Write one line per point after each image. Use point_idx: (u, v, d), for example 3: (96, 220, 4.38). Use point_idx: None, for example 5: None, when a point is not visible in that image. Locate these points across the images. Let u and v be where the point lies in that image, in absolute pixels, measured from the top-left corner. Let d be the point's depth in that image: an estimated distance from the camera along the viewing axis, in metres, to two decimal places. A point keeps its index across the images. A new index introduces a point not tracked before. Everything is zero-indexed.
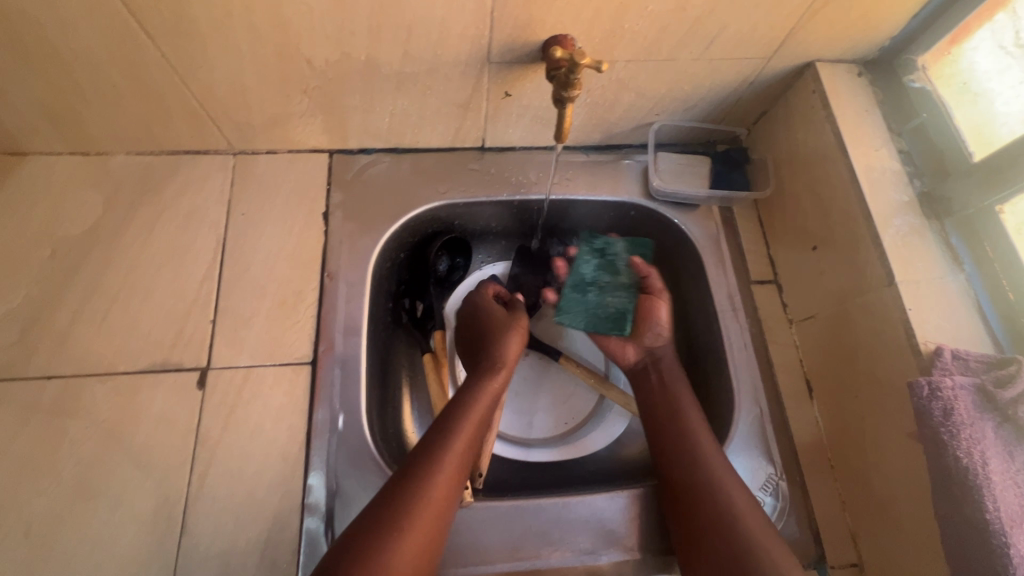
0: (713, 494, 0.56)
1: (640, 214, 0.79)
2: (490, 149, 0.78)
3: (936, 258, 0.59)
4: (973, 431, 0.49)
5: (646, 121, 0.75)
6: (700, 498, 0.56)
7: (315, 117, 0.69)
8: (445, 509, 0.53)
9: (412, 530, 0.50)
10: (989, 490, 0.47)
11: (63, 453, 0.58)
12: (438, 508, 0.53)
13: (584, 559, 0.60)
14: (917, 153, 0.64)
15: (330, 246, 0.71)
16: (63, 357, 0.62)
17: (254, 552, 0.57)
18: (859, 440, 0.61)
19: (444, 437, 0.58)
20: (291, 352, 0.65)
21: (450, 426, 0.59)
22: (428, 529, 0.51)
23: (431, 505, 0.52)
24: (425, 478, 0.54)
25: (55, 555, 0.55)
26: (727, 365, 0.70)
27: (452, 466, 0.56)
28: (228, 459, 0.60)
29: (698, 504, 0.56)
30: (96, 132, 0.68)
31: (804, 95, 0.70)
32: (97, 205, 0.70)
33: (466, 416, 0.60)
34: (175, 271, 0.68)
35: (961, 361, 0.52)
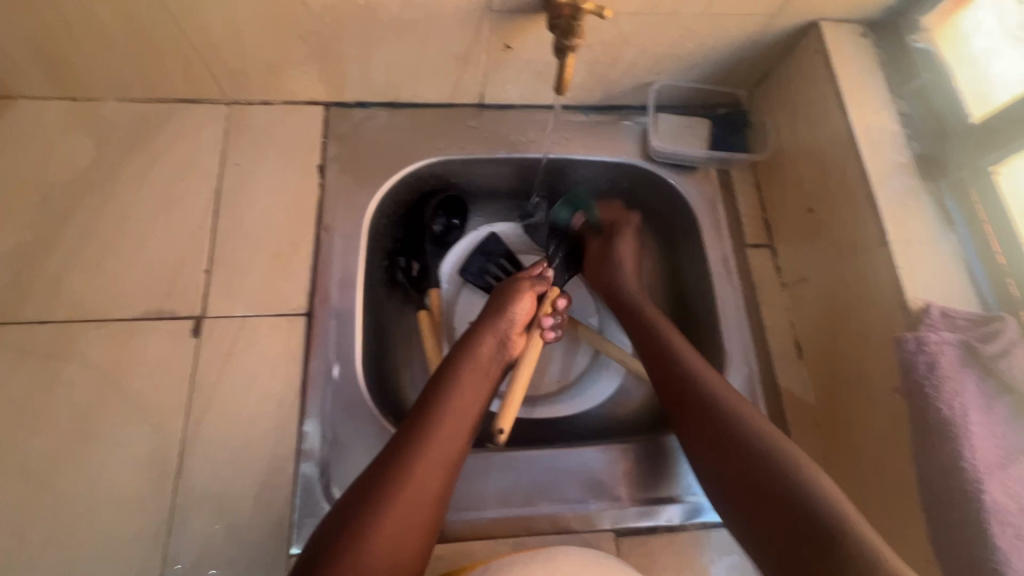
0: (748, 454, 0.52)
1: (633, 181, 0.80)
2: (489, 106, 0.77)
3: (930, 218, 0.59)
4: (955, 385, 0.50)
5: (647, 80, 0.75)
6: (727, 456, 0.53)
7: (312, 66, 0.68)
8: (433, 494, 0.50)
9: (394, 518, 0.47)
10: (967, 439, 0.49)
11: (58, 396, 0.59)
12: (425, 495, 0.50)
13: (574, 507, 0.61)
14: (917, 114, 0.63)
15: (325, 200, 0.71)
16: (57, 302, 0.62)
17: (250, 494, 0.57)
18: (846, 399, 0.62)
19: (426, 418, 0.53)
20: (286, 303, 0.65)
21: (435, 405, 0.55)
22: (414, 515, 0.48)
23: (415, 492, 0.49)
24: (407, 461, 0.50)
25: (53, 494, 0.55)
26: (720, 324, 0.71)
27: (438, 446, 0.52)
28: (224, 405, 0.60)
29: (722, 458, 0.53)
30: (86, 75, 0.67)
31: (807, 56, 0.69)
32: (88, 151, 0.69)
33: (450, 396, 0.56)
34: (169, 220, 0.67)
35: (948, 319, 0.53)
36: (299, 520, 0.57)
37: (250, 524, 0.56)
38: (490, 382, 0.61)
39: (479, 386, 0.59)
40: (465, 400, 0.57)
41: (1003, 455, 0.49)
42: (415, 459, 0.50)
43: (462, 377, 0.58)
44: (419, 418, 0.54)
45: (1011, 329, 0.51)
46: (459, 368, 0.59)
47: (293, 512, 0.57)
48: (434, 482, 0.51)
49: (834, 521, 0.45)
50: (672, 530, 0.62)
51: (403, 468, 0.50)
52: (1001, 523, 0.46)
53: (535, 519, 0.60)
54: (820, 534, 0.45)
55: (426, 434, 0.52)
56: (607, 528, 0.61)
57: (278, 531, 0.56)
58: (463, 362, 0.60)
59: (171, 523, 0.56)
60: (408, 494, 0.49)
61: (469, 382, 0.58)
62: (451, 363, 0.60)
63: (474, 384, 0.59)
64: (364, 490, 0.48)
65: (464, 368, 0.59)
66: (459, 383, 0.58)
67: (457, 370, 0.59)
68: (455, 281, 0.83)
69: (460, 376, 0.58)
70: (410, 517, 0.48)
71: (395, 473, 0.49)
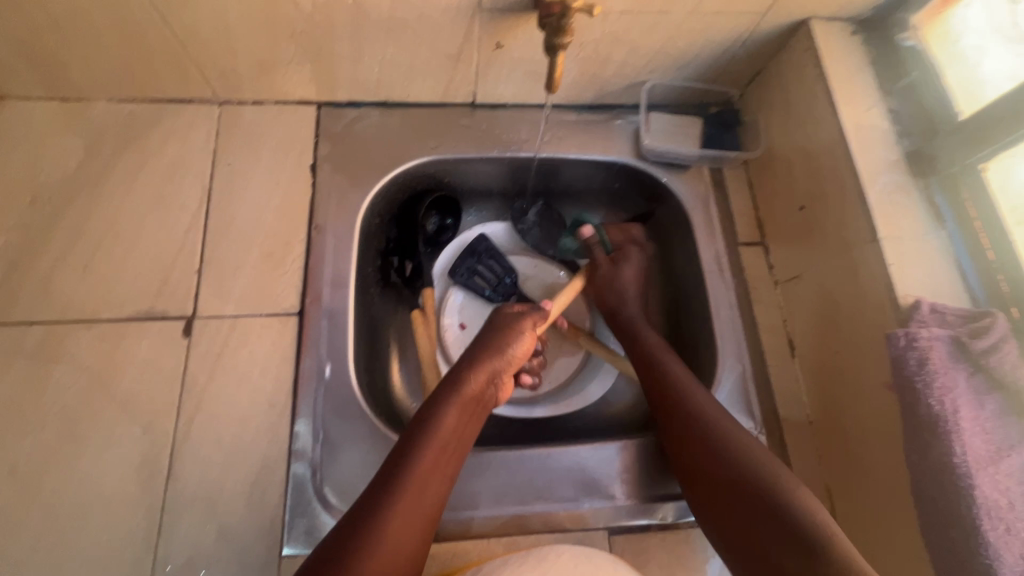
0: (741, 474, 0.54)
1: (622, 183, 0.81)
2: (481, 106, 0.77)
3: (919, 215, 0.59)
4: (945, 380, 0.50)
5: (638, 79, 0.75)
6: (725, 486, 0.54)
7: (303, 66, 0.68)
8: (411, 547, 0.49)
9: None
10: (958, 434, 0.49)
11: (47, 398, 0.58)
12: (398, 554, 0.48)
13: (567, 506, 0.61)
14: (906, 112, 0.64)
15: (317, 199, 0.70)
16: (46, 302, 0.62)
17: (242, 494, 0.57)
18: (838, 395, 0.63)
19: (410, 460, 0.52)
20: (278, 303, 0.65)
21: (415, 454, 0.53)
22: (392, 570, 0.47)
23: (393, 544, 0.48)
24: (385, 512, 0.49)
25: (42, 496, 0.55)
26: (713, 323, 0.71)
27: (417, 495, 0.51)
28: (215, 405, 0.60)
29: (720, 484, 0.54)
30: (76, 75, 0.67)
31: (797, 54, 0.69)
32: (78, 152, 0.68)
33: (433, 439, 0.54)
34: (160, 220, 0.67)
35: (938, 314, 0.53)
36: (291, 520, 0.57)
37: (242, 524, 0.56)
38: (477, 425, 0.59)
39: (464, 427, 0.57)
40: (449, 444, 0.55)
41: (993, 449, 0.49)
42: (393, 510, 0.49)
43: (448, 418, 0.56)
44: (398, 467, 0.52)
45: (1001, 325, 0.51)
46: (443, 411, 0.57)
47: (284, 513, 0.57)
48: (412, 535, 0.49)
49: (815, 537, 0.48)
50: (666, 528, 0.62)
51: (381, 519, 0.48)
52: (991, 518, 0.46)
53: (529, 518, 0.60)
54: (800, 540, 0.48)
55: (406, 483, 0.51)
56: (600, 526, 0.61)
57: (269, 531, 0.56)
58: (450, 401, 0.58)
59: (161, 524, 0.55)
60: (386, 547, 0.47)
61: (452, 427, 0.56)
62: (439, 402, 0.57)
63: (458, 430, 0.56)
64: (341, 543, 0.47)
65: (451, 408, 0.57)
66: (444, 427, 0.55)
67: (440, 414, 0.56)
68: (446, 282, 0.82)
69: (446, 419, 0.56)
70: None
71: (372, 525, 0.48)
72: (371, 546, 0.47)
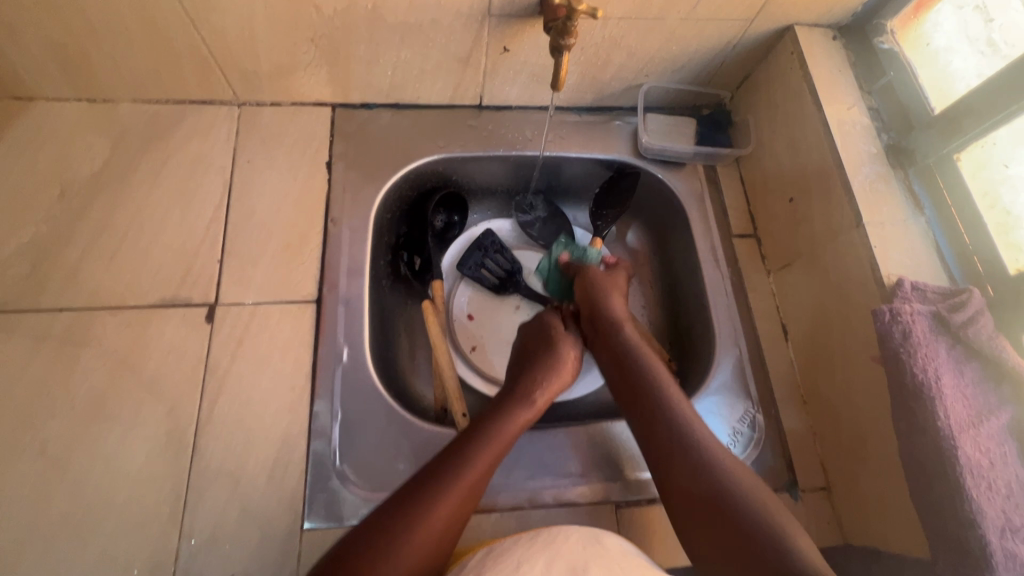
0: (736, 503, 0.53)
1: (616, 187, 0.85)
2: (487, 108, 0.82)
3: (900, 202, 0.63)
4: (928, 351, 0.54)
5: (636, 82, 0.80)
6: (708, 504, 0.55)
7: (321, 68, 0.72)
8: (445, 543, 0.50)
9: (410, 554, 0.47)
10: (940, 400, 0.52)
11: (75, 380, 0.61)
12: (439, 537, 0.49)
13: (575, 482, 0.64)
14: (885, 109, 0.69)
15: (333, 194, 0.74)
16: (74, 290, 0.64)
17: (264, 471, 0.59)
18: (829, 374, 0.66)
19: (465, 462, 0.54)
20: (296, 291, 0.68)
21: (472, 448, 0.55)
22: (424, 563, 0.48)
23: (433, 539, 0.49)
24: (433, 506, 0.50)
25: (69, 474, 0.57)
26: (709, 310, 0.75)
27: (463, 498, 0.52)
28: (237, 387, 0.63)
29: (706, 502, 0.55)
30: (104, 77, 0.70)
31: (783, 57, 0.74)
32: (104, 149, 0.72)
33: (488, 448, 0.56)
34: (183, 213, 0.70)
35: (919, 291, 0.57)
36: (312, 496, 0.59)
37: (263, 499, 0.58)
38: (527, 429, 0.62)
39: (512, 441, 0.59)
40: (499, 456, 0.57)
41: (973, 415, 0.53)
42: (440, 506, 0.50)
43: (505, 431, 0.58)
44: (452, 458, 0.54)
45: (977, 300, 0.55)
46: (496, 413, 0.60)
47: (305, 489, 0.59)
48: (450, 536, 0.50)
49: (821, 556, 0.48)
50: None
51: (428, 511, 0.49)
52: (974, 477, 0.50)
53: (538, 493, 0.63)
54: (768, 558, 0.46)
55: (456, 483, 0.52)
56: (608, 500, 0.63)
57: (290, 507, 0.58)
58: (507, 413, 0.60)
59: (186, 500, 0.57)
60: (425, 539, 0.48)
61: (509, 436, 0.58)
62: (499, 415, 0.60)
63: (512, 439, 0.59)
64: (384, 528, 0.48)
65: (507, 421, 0.59)
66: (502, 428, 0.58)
67: (501, 419, 0.59)
68: (454, 276, 0.86)
69: (505, 420, 0.59)
70: (423, 558, 0.48)
71: (420, 517, 0.49)
72: (416, 525, 0.48)
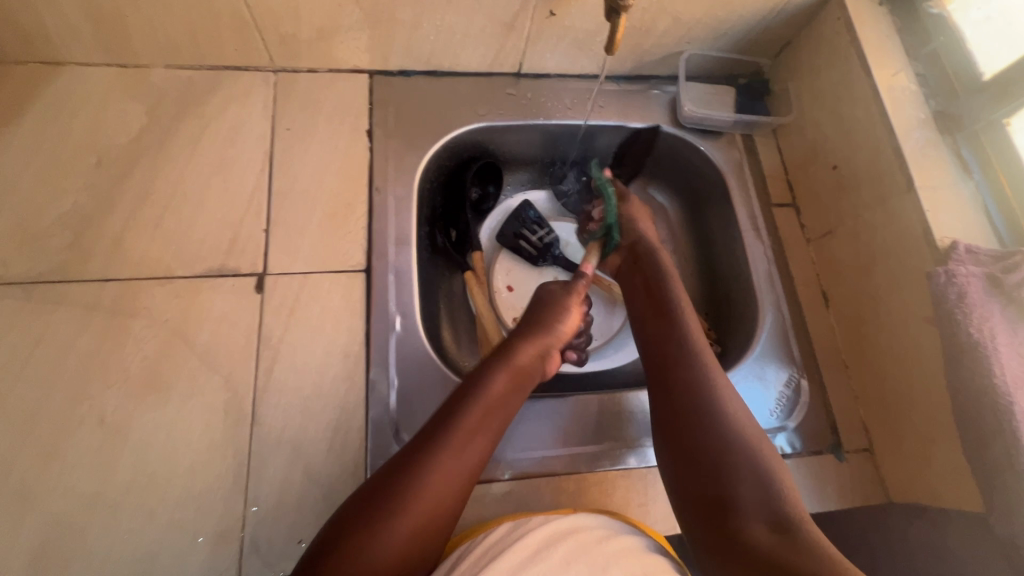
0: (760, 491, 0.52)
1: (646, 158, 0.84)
2: (526, 76, 0.81)
3: (950, 166, 0.64)
4: (983, 310, 0.55)
5: (677, 49, 0.79)
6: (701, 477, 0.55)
7: (362, 32, 0.70)
8: (449, 497, 0.51)
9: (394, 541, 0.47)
10: (997, 358, 0.53)
11: (128, 350, 0.60)
12: (421, 518, 0.49)
13: (629, 446, 0.65)
14: (932, 75, 0.69)
15: (375, 163, 0.73)
16: (119, 260, 0.63)
17: (324, 439, 0.59)
18: (873, 337, 0.68)
19: (460, 415, 0.55)
20: (345, 260, 0.67)
21: (455, 418, 0.54)
22: (430, 516, 0.50)
23: (433, 493, 0.50)
24: (432, 461, 0.51)
25: (129, 444, 0.56)
26: (752, 278, 0.76)
27: (459, 453, 0.53)
28: (292, 356, 0.62)
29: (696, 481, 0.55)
30: (138, 40, 0.68)
31: (827, 23, 0.74)
32: (139, 116, 0.70)
33: (479, 402, 0.56)
34: (224, 181, 0.69)
35: (973, 254, 0.58)
36: (373, 462, 0.60)
37: (325, 466, 0.59)
38: (523, 394, 0.61)
39: (510, 393, 0.59)
40: (495, 409, 0.57)
41: None
42: (434, 462, 0.51)
43: (496, 383, 0.58)
44: (432, 440, 0.53)
45: None
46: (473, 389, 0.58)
47: (366, 455, 0.60)
48: (451, 490, 0.51)
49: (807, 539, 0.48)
50: None
51: (427, 466, 0.51)
52: None
53: (594, 455, 0.64)
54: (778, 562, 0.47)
55: (450, 438, 0.53)
56: (661, 463, 0.64)
57: (353, 473, 0.59)
58: (501, 365, 0.60)
59: (248, 468, 0.57)
60: (427, 493, 0.50)
61: (502, 386, 0.59)
62: (489, 368, 0.60)
63: (507, 389, 0.59)
64: (386, 487, 0.49)
65: (499, 373, 0.59)
66: (473, 400, 0.56)
67: (491, 373, 0.59)
68: (492, 247, 0.86)
69: (475, 393, 0.57)
70: (422, 515, 0.49)
71: (414, 472, 0.50)
72: (401, 508, 0.48)
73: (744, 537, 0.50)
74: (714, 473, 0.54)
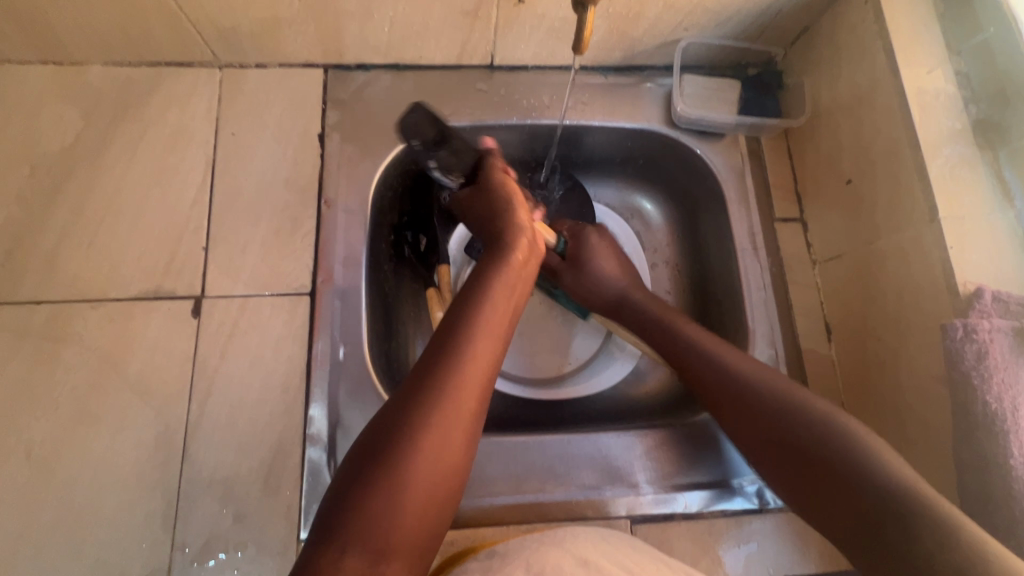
0: (858, 475, 0.43)
1: (421, 136, 0.56)
2: (499, 68, 0.72)
3: (986, 192, 0.53)
4: (1006, 375, 0.46)
5: (672, 37, 0.68)
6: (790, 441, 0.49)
7: (308, 25, 0.63)
8: (467, 441, 0.42)
9: (423, 482, 0.39)
10: (1017, 436, 0.45)
11: (58, 380, 0.57)
12: (450, 464, 0.41)
13: (588, 493, 0.59)
14: (976, 74, 0.57)
15: (327, 171, 0.66)
16: (50, 281, 0.60)
17: (258, 478, 0.56)
18: (878, 385, 0.59)
19: (469, 319, 0.46)
20: (289, 283, 0.62)
21: (468, 327, 0.46)
22: (446, 467, 0.41)
23: (451, 432, 0.41)
24: (443, 389, 0.42)
25: (57, 479, 0.54)
26: (744, 305, 0.67)
27: (473, 381, 0.43)
28: (227, 388, 0.59)
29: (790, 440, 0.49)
30: (67, 37, 0.62)
31: (854, 6, 0.62)
32: (75, 120, 0.65)
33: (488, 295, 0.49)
34: (164, 193, 0.64)
35: (1002, 303, 0.48)
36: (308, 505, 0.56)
37: (258, 508, 0.56)
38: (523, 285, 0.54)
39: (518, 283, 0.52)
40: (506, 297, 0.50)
41: None
42: (447, 396, 0.42)
43: (505, 271, 0.51)
44: (459, 340, 0.45)
45: None
46: (489, 278, 0.50)
47: (300, 498, 0.56)
48: (469, 433, 0.42)
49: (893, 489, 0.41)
50: (690, 518, 0.60)
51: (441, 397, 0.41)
52: None
53: (547, 506, 0.59)
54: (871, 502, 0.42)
55: (463, 361, 0.44)
56: (622, 515, 0.59)
57: (286, 517, 0.55)
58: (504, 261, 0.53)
59: (178, 507, 0.55)
60: (441, 436, 0.40)
61: (507, 275, 0.51)
62: (488, 266, 0.52)
63: (513, 277, 0.52)
64: (388, 429, 0.40)
65: (500, 271, 0.51)
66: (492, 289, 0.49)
67: (495, 268, 0.51)
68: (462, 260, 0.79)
69: (486, 286, 0.49)
70: (442, 471, 0.40)
71: (427, 408, 0.41)
72: (421, 447, 0.40)
73: (829, 480, 0.45)
74: (810, 444, 0.47)
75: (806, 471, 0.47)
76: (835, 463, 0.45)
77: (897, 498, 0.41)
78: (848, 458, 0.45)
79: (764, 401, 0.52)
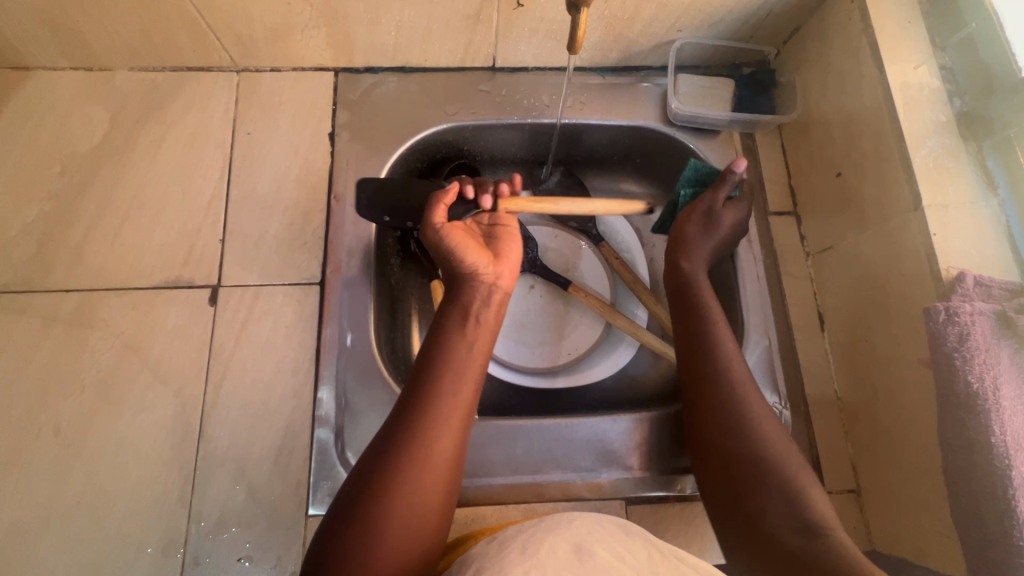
0: (793, 509, 0.47)
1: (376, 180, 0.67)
2: (501, 70, 0.75)
3: (969, 181, 0.54)
4: (987, 356, 0.47)
5: (667, 38, 0.71)
6: (739, 457, 0.51)
7: (319, 30, 0.66)
8: (437, 491, 0.48)
9: (397, 528, 0.46)
10: (998, 415, 0.46)
11: (84, 363, 0.61)
12: (424, 513, 0.47)
13: (585, 476, 0.61)
14: (960, 69, 0.58)
15: (336, 168, 0.70)
16: (78, 271, 0.64)
17: (269, 456, 0.59)
18: (869, 371, 0.61)
19: (426, 382, 0.52)
20: (299, 273, 0.66)
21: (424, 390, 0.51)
22: (420, 515, 0.47)
23: (418, 488, 0.47)
24: (406, 453, 0.48)
25: (83, 455, 0.58)
26: (739, 296, 0.68)
27: (438, 440, 0.49)
28: (241, 372, 0.62)
29: (740, 456, 0.51)
30: (97, 45, 0.67)
31: (842, 6, 0.64)
32: (103, 121, 0.69)
33: (444, 355, 0.54)
34: (184, 189, 0.68)
35: (983, 288, 0.50)
36: (316, 482, 0.58)
37: (269, 484, 0.58)
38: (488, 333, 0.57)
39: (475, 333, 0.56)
40: (463, 354, 0.54)
41: None
42: (410, 456, 0.48)
43: (459, 329, 0.56)
44: (424, 394, 0.51)
45: None
46: (452, 327, 0.56)
47: (309, 476, 0.59)
48: (438, 484, 0.49)
49: (821, 521, 0.46)
50: (684, 500, 0.62)
51: (403, 459, 0.48)
52: None
53: (545, 487, 0.61)
54: (802, 521, 0.47)
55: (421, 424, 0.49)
56: (618, 497, 0.61)
57: (296, 494, 0.58)
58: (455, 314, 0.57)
59: (194, 483, 0.58)
60: (410, 493, 0.47)
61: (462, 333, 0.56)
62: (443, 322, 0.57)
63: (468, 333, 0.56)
64: (360, 492, 0.47)
65: (455, 326, 0.56)
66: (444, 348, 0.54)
67: (449, 324, 0.56)
68: None
69: (438, 345, 0.55)
70: (414, 520, 0.46)
71: (387, 471, 0.47)
72: (389, 504, 0.46)
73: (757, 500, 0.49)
74: (747, 471, 0.50)
75: (735, 488, 0.51)
76: (773, 486, 0.49)
77: (819, 532, 0.45)
78: (782, 488, 0.49)
79: (725, 414, 0.53)
